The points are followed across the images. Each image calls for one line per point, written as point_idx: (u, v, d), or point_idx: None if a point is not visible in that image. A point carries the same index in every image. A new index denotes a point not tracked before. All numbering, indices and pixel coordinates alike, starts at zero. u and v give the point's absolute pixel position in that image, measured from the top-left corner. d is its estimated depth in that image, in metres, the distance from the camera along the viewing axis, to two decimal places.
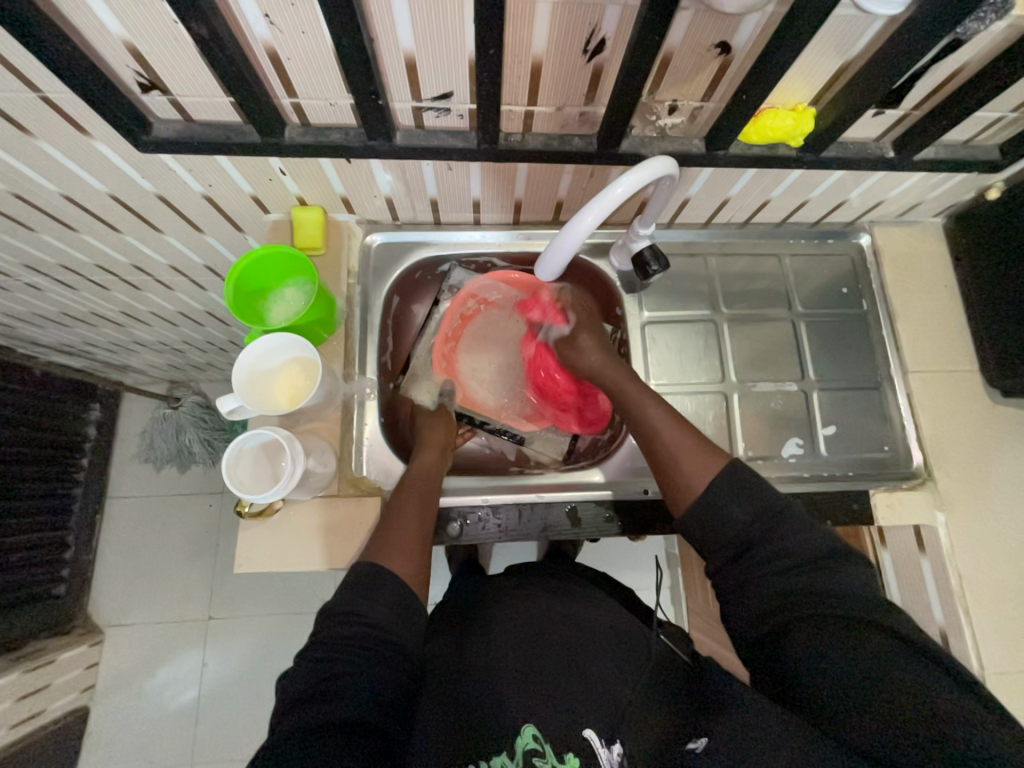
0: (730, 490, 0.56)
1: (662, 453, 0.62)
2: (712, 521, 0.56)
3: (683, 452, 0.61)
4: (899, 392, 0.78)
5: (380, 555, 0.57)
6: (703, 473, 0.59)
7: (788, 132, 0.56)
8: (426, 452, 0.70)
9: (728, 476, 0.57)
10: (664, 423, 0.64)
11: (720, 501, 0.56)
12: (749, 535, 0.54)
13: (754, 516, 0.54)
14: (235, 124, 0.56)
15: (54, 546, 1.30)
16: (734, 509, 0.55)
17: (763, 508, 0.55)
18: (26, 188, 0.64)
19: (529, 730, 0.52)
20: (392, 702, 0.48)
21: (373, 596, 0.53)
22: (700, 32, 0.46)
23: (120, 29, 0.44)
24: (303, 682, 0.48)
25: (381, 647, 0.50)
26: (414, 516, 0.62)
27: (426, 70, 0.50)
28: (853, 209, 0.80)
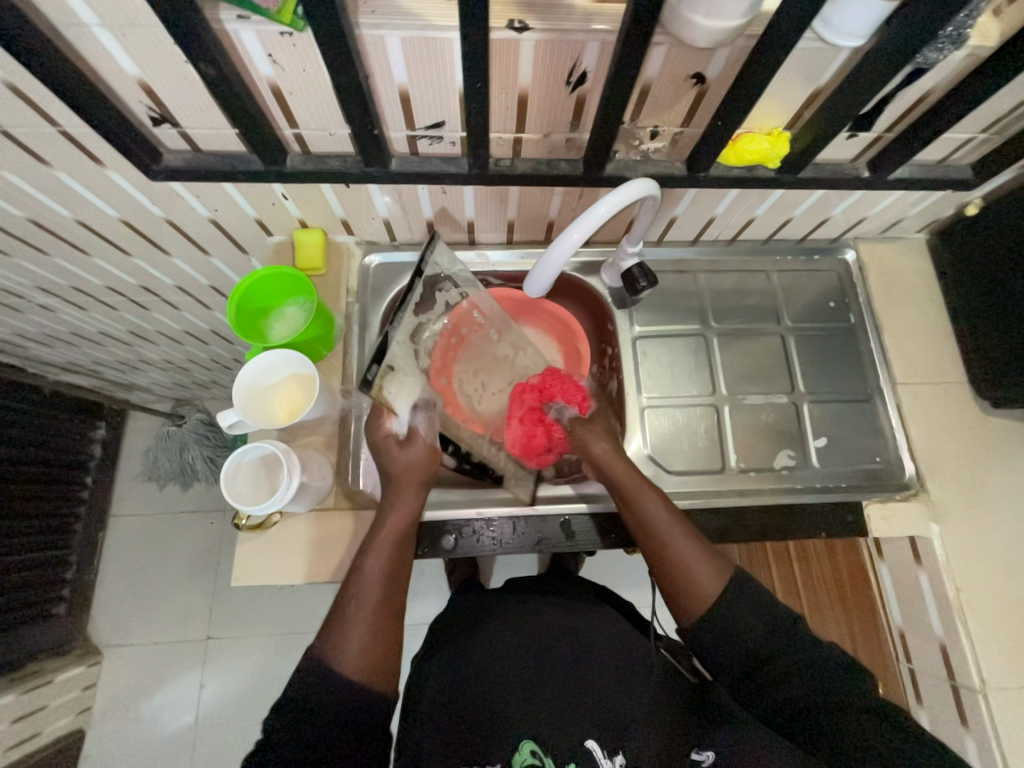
0: (741, 601, 0.57)
1: (667, 552, 0.60)
2: (732, 635, 0.56)
3: (694, 564, 0.59)
4: (890, 404, 0.78)
5: (332, 651, 0.54)
6: (714, 584, 0.58)
7: (765, 155, 0.59)
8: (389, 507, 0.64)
9: (736, 589, 0.58)
10: (666, 522, 0.61)
11: (729, 618, 0.56)
12: (761, 651, 0.55)
13: (768, 627, 0.56)
14: (241, 153, 0.59)
15: (56, 564, 1.31)
16: (753, 622, 0.56)
17: (775, 622, 0.56)
18: (42, 214, 0.68)
19: (527, 747, 0.52)
20: None
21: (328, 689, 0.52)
22: (676, 63, 0.49)
23: (135, 69, 0.48)
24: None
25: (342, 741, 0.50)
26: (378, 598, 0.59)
27: (420, 102, 0.53)
28: (838, 226, 0.82)
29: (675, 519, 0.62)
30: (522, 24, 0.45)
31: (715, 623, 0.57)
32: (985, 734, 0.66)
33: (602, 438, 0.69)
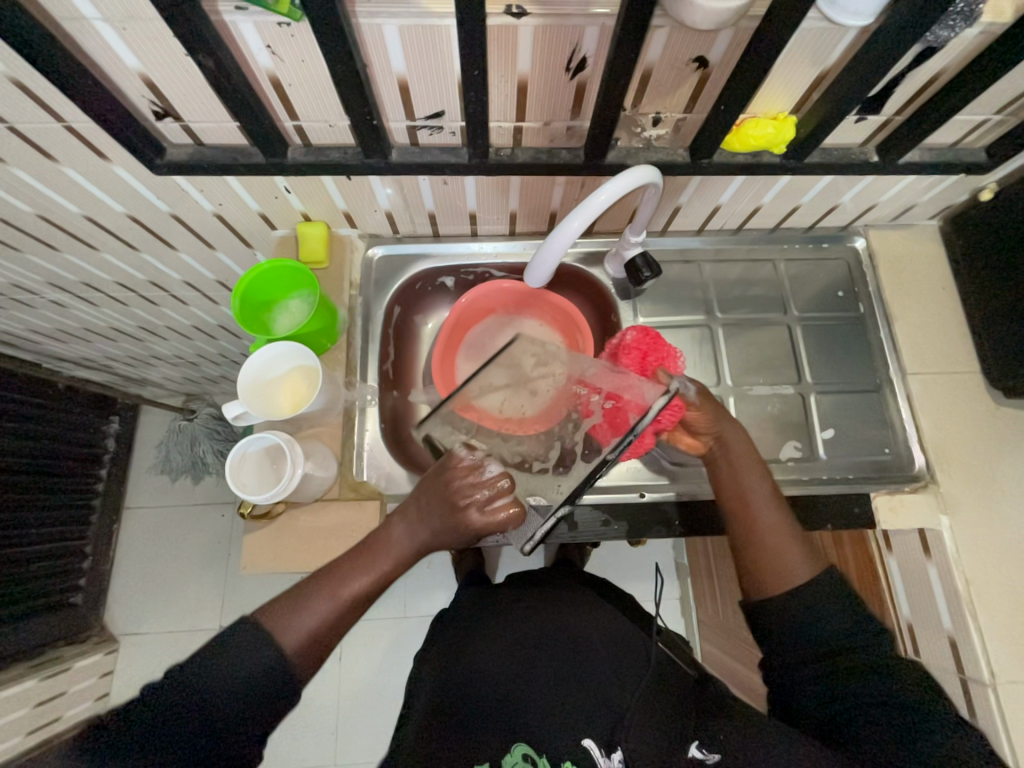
0: (828, 595, 0.55)
1: (763, 526, 0.61)
2: (807, 619, 0.55)
3: (790, 547, 0.59)
4: (899, 394, 0.77)
5: (289, 616, 0.53)
6: (806, 570, 0.57)
7: (770, 141, 0.58)
8: (400, 543, 0.59)
9: (829, 582, 0.56)
10: (768, 503, 0.63)
11: (818, 603, 0.55)
12: (838, 642, 0.53)
13: (848, 626, 0.54)
14: (242, 146, 0.59)
15: (73, 555, 1.34)
16: (832, 615, 0.54)
17: (859, 620, 0.54)
18: (51, 209, 0.69)
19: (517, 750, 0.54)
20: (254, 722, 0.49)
21: (224, 675, 0.49)
22: (677, 47, 0.48)
23: (136, 62, 0.48)
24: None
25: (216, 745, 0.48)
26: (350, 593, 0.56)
27: (419, 91, 0.53)
28: (847, 213, 0.80)
29: (779, 504, 0.63)
30: (520, 9, 0.44)
31: (791, 599, 0.56)
32: (994, 727, 0.65)
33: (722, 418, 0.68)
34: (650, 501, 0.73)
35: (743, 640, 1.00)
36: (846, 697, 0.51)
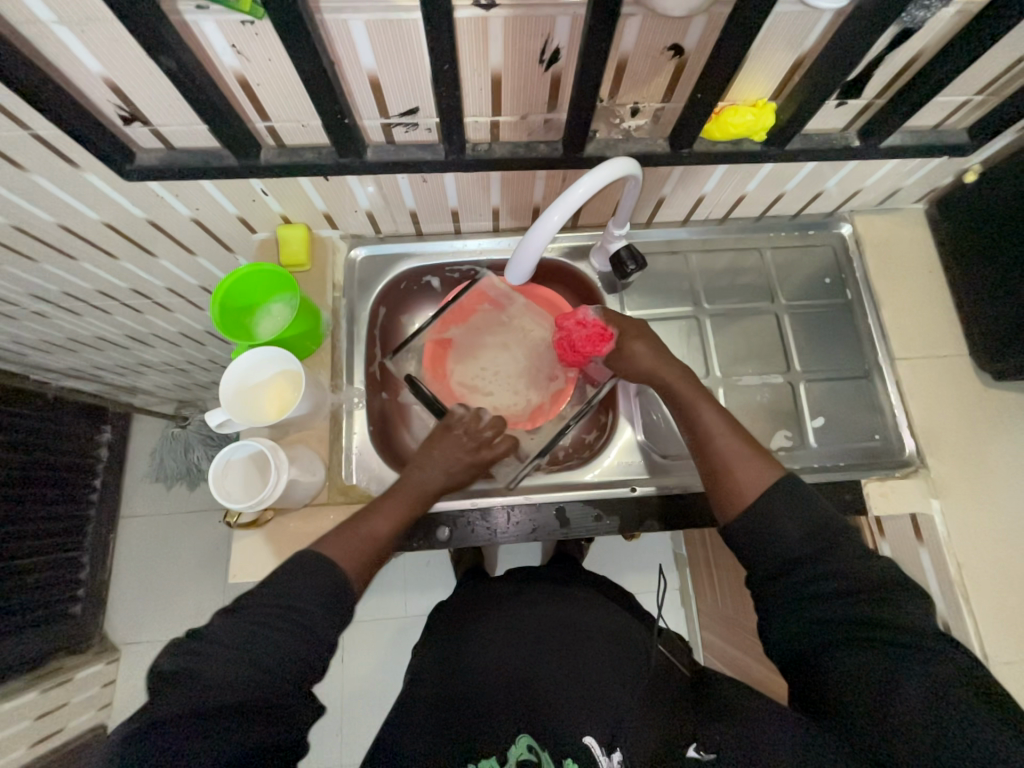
0: (784, 499, 0.56)
1: (713, 452, 0.62)
2: (764, 529, 0.55)
3: (742, 459, 0.60)
4: (889, 379, 0.77)
5: (337, 541, 0.59)
6: (757, 483, 0.58)
7: (751, 128, 0.57)
8: (427, 478, 0.67)
9: (784, 487, 0.57)
10: (718, 421, 0.64)
11: (776, 508, 0.55)
12: (800, 553, 0.53)
13: (806, 532, 0.54)
14: (215, 149, 0.58)
15: (70, 567, 1.33)
16: (788, 524, 0.54)
17: (818, 527, 0.54)
18: (25, 220, 0.68)
19: (523, 742, 0.52)
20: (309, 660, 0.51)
21: (310, 583, 0.54)
22: (651, 35, 0.48)
23: (99, 67, 0.47)
24: (191, 672, 0.46)
25: (303, 641, 0.51)
26: (384, 523, 0.63)
27: (391, 88, 0.52)
28: (832, 199, 0.80)
29: (728, 423, 0.64)
30: (488, 1, 0.43)
31: (750, 517, 0.56)
32: None
33: (653, 351, 0.70)
34: (641, 495, 0.73)
35: (741, 628, 1.01)
36: (856, 668, 0.48)
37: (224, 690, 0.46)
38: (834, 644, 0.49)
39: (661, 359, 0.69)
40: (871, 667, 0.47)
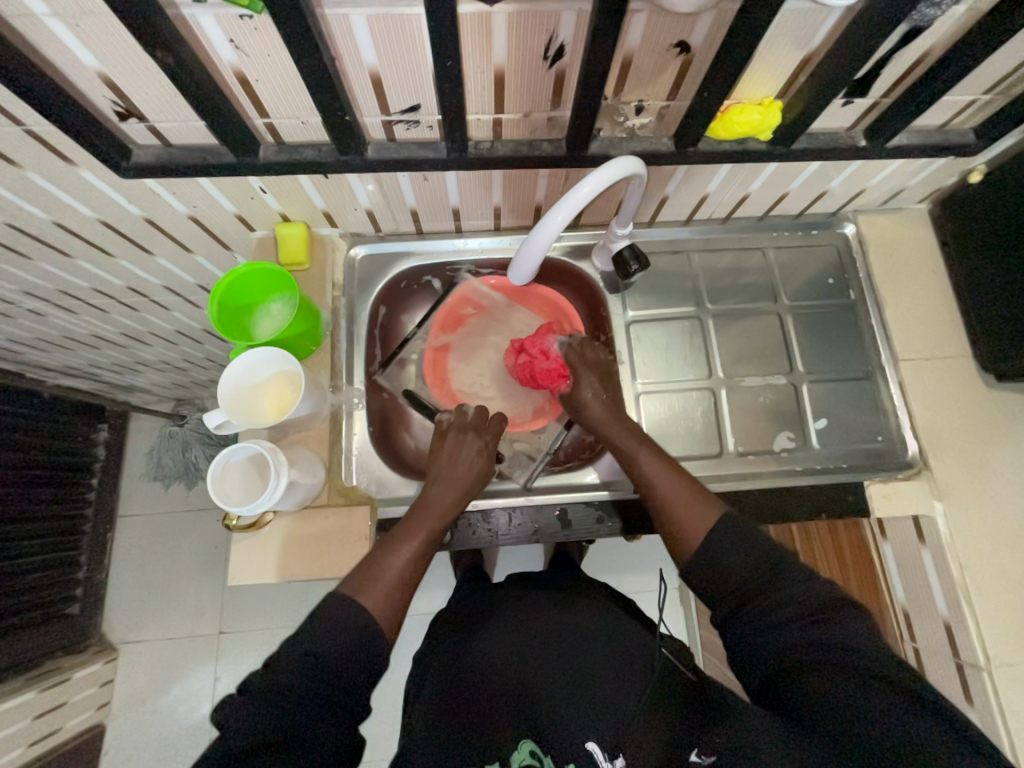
0: (728, 539, 0.57)
1: (660, 503, 0.63)
2: (709, 572, 0.57)
3: (687, 504, 0.61)
4: (892, 380, 0.77)
5: (356, 589, 0.56)
6: (702, 529, 0.59)
7: (756, 126, 0.56)
8: (437, 495, 0.65)
9: (728, 527, 0.58)
10: (658, 468, 0.64)
11: (721, 553, 0.57)
12: (748, 584, 0.55)
13: (753, 567, 0.56)
14: (213, 146, 0.57)
15: (66, 566, 1.33)
16: (733, 558, 0.56)
17: (762, 557, 0.56)
18: (19, 217, 0.67)
19: (525, 745, 0.55)
20: (341, 695, 0.50)
21: (337, 621, 0.52)
22: (658, 32, 0.47)
23: (94, 61, 0.46)
24: (252, 696, 0.48)
25: (355, 671, 0.51)
26: (404, 557, 0.60)
27: (392, 85, 0.51)
28: (835, 199, 0.79)
29: (667, 467, 0.64)
30: None
31: (705, 569, 0.58)
32: (990, 710, 0.65)
33: (598, 402, 0.70)
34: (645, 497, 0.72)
35: None
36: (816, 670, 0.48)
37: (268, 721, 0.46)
38: (802, 664, 0.49)
39: (608, 406, 0.70)
40: (838, 676, 0.47)
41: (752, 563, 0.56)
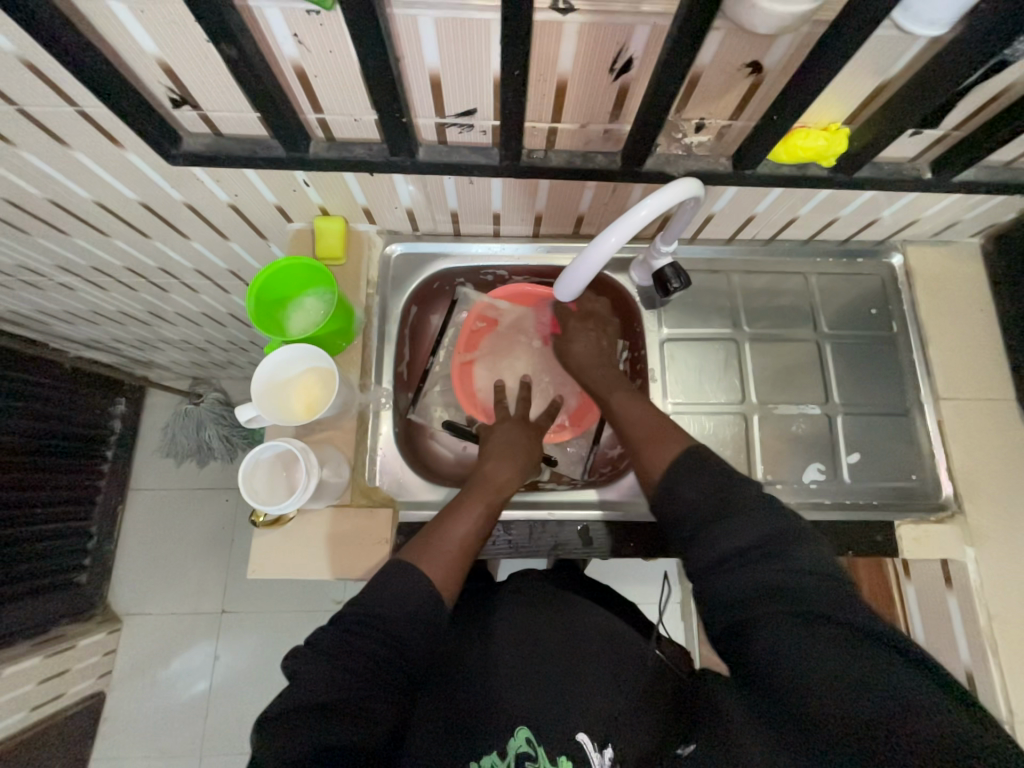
0: (682, 469, 0.56)
1: (630, 434, 0.65)
2: (665, 504, 0.56)
3: (648, 437, 0.62)
4: (929, 417, 0.75)
5: (422, 554, 0.57)
6: (666, 451, 0.60)
7: (820, 152, 0.54)
8: (497, 471, 0.68)
9: (694, 449, 0.58)
10: (631, 401, 0.68)
11: (673, 482, 0.55)
12: (705, 511, 0.52)
13: (706, 496, 0.53)
14: (262, 138, 0.57)
15: (77, 535, 1.34)
16: (687, 486, 0.55)
17: (714, 487, 0.53)
18: (61, 193, 0.67)
19: (523, 733, 0.53)
20: (397, 670, 0.50)
21: (400, 592, 0.53)
22: (731, 51, 0.45)
23: (154, 47, 0.45)
24: (298, 674, 0.48)
25: (394, 651, 0.50)
26: (465, 526, 0.61)
27: (451, 88, 0.50)
28: (885, 228, 0.77)
29: (641, 402, 0.68)
30: (567, 5, 0.41)
31: (663, 489, 0.56)
32: None
33: (584, 339, 0.77)
34: None
35: None
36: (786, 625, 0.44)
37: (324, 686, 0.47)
38: (762, 615, 0.45)
39: (592, 353, 0.75)
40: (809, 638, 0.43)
41: (707, 490, 0.53)
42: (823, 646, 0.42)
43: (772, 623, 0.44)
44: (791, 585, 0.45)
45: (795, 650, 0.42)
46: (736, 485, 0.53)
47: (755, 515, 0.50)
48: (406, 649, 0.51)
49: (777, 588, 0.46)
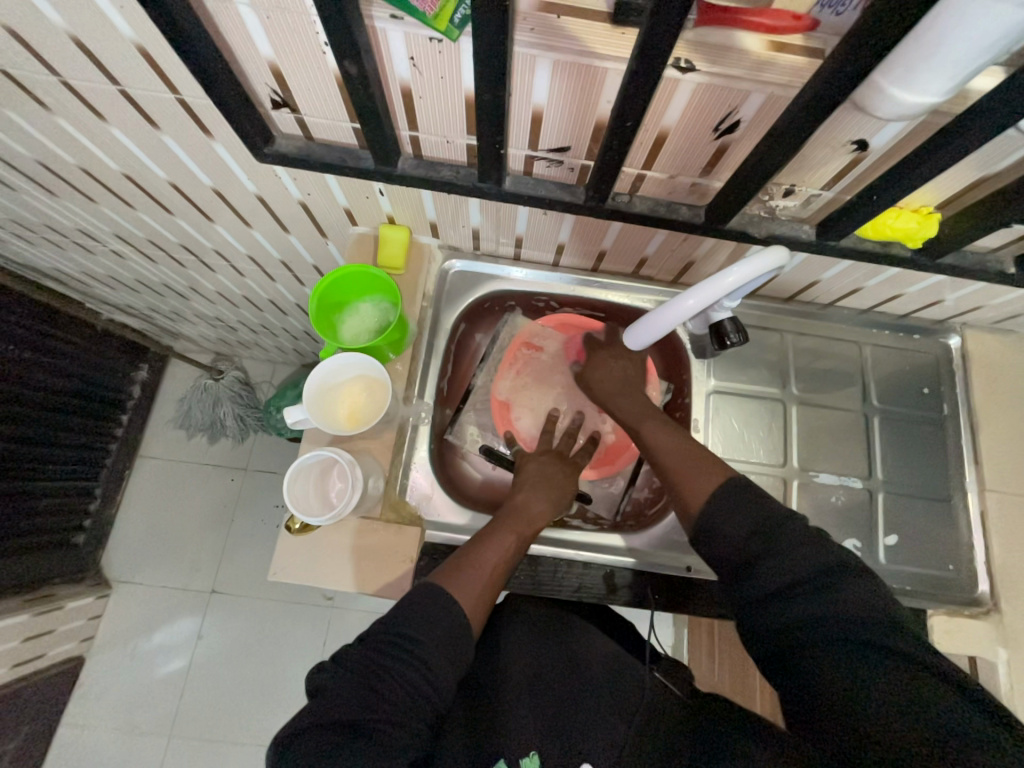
0: (724, 502, 0.56)
1: (669, 470, 0.62)
2: (709, 541, 0.55)
3: (684, 466, 0.61)
4: (972, 506, 0.73)
5: (453, 580, 0.56)
6: (702, 487, 0.58)
7: (909, 234, 0.54)
8: (529, 503, 0.67)
9: (727, 489, 0.57)
10: (661, 432, 0.66)
11: (716, 520, 0.55)
12: (749, 549, 0.52)
13: (749, 528, 0.53)
14: (352, 147, 0.57)
15: (80, 496, 1.34)
16: (728, 524, 0.54)
17: (762, 520, 0.54)
18: (138, 169, 0.67)
19: (535, 759, 0.52)
20: (420, 700, 0.48)
21: (427, 617, 0.51)
22: (843, 127, 0.45)
23: (269, 51, 0.46)
24: (324, 691, 0.47)
25: (422, 680, 0.48)
26: (494, 554, 0.60)
27: (550, 124, 0.50)
28: (948, 310, 0.76)
29: (671, 431, 0.66)
30: (689, 65, 0.41)
31: (703, 523, 0.56)
32: None
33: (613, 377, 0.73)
34: (697, 579, 0.69)
35: None
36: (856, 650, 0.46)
37: (345, 708, 0.45)
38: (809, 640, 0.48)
39: (615, 382, 0.73)
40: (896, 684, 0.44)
41: (747, 523, 0.54)
42: (865, 678, 0.44)
43: (822, 655, 0.47)
44: (841, 623, 0.47)
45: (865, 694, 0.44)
46: (774, 518, 0.54)
47: (810, 542, 0.51)
48: (432, 678, 0.49)
49: (822, 628, 0.47)
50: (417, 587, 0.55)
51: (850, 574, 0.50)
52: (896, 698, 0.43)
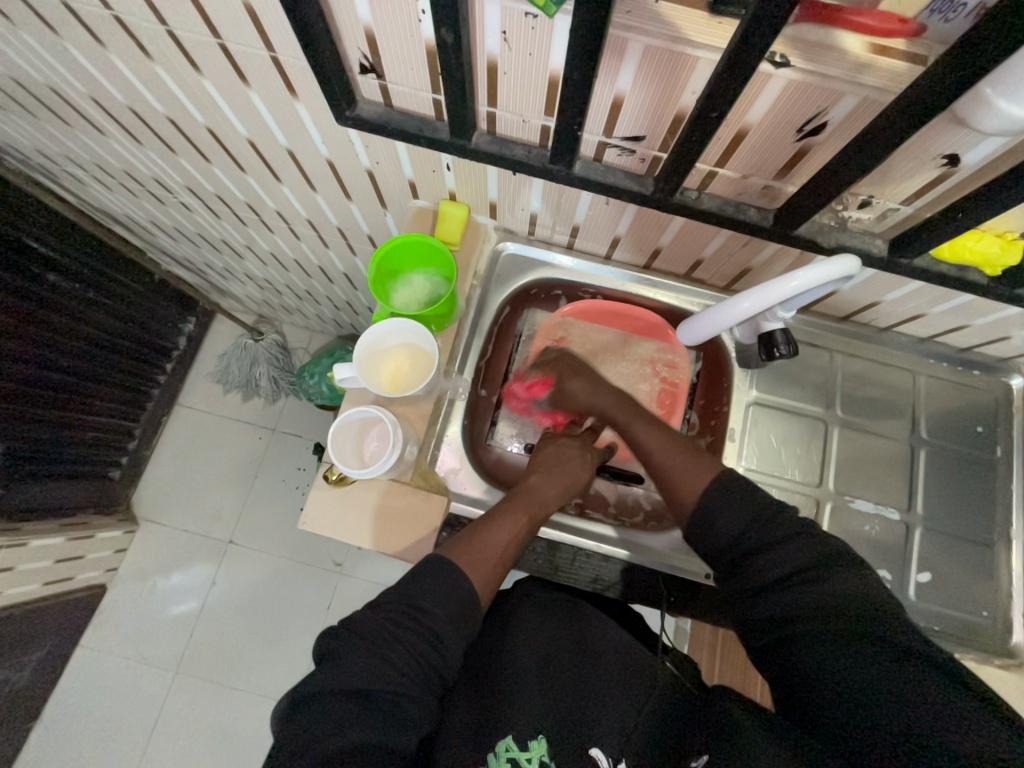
0: (726, 495, 0.57)
1: (662, 468, 0.63)
2: (708, 532, 0.56)
3: (677, 462, 0.62)
4: (1015, 554, 0.70)
5: (462, 556, 0.57)
6: (699, 480, 0.59)
7: (989, 259, 0.52)
8: (541, 485, 0.66)
9: (724, 484, 0.58)
10: (652, 430, 0.66)
11: (712, 509, 0.56)
12: (744, 542, 0.54)
13: (743, 525, 0.55)
14: (429, 118, 0.58)
15: (120, 434, 1.41)
16: (727, 517, 0.56)
17: (753, 514, 0.55)
18: (221, 123, 0.70)
19: (543, 744, 0.52)
20: (423, 675, 0.49)
21: (435, 594, 0.52)
22: (937, 139, 0.44)
23: (368, 16, 0.47)
24: (329, 660, 0.48)
25: (426, 653, 0.49)
26: (503, 533, 0.60)
27: (630, 112, 0.50)
28: (1013, 348, 0.72)
29: (664, 432, 0.66)
30: (784, 60, 0.40)
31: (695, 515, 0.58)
32: None
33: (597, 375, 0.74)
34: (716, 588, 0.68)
35: None
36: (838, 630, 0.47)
37: (353, 678, 0.46)
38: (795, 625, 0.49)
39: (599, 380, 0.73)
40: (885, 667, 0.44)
41: (743, 517, 0.55)
42: (847, 657, 0.46)
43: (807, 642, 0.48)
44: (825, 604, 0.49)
45: (856, 674, 0.44)
46: (771, 519, 0.55)
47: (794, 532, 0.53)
48: (436, 655, 0.50)
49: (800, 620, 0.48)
50: (429, 559, 0.55)
51: (839, 566, 0.51)
52: (884, 681, 0.43)
